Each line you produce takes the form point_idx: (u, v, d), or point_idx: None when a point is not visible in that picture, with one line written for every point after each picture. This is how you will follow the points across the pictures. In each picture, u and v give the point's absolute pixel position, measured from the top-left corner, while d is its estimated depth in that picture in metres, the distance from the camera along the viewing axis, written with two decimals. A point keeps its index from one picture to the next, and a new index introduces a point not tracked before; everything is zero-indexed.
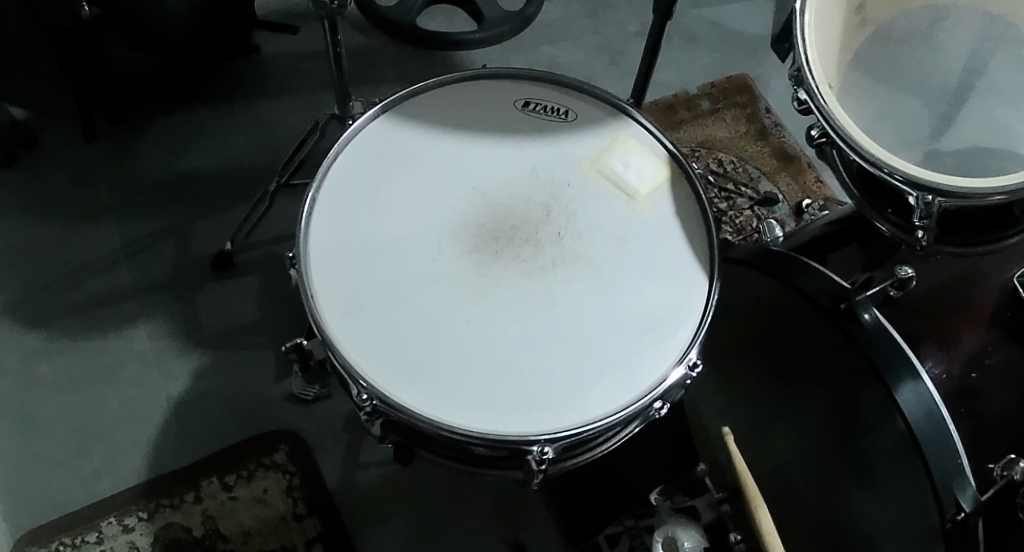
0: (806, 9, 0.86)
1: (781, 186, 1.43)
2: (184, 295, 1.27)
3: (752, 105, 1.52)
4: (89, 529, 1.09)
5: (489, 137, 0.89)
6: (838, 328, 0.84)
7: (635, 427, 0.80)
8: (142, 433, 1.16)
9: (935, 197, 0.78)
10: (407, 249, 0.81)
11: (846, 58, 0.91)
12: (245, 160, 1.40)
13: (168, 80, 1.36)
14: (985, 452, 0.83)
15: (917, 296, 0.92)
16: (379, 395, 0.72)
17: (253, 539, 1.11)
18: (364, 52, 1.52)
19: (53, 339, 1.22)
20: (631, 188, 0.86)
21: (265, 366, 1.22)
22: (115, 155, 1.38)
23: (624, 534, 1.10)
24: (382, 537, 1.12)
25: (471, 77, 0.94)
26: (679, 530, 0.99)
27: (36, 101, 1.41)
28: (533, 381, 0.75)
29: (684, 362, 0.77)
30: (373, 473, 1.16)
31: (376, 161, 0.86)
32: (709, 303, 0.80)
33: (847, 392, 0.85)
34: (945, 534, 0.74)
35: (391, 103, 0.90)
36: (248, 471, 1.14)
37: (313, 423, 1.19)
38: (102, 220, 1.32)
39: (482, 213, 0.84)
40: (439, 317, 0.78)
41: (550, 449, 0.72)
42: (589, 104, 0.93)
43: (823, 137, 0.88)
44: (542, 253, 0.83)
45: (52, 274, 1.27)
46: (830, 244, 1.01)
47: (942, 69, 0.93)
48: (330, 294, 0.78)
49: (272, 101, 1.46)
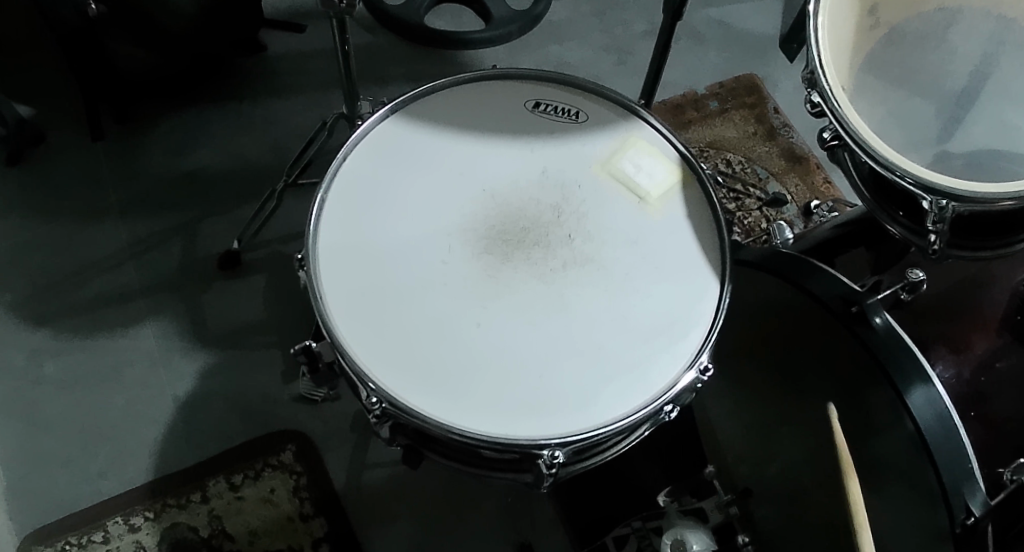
0: (819, 12, 0.86)
1: (790, 186, 1.42)
2: (191, 295, 1.27)
3: (761, 105, 1.51)
4: (95, 529, 1.09)
5: (500, 138, 0.89)
6: (849, 332, 0.83)
7: (645, 431, 0.80)
8: (148, 433, 1.16)
9: (948, 202, 0.78)
10: (417, 251, 0.81)
11: (858, 60, 0.90)
12: (252, 159, 1.39)
13: (174, 78, 1.35)
14: (995, 456, 0.83)
15: (928, 300, 0.91)
16: (388, 398, 0.72)
17: (259, 540, 1.10)
18: (373, 51, 1.51)
19: (59, 338, 1.22)
20: (642, 191, 0.86)
21: (272, 366, 1.22)
22: (120, 153, 1.37)
23: (631, 536, 1.11)
24: (389, 537, 1.12)
25: (481, 77, 0.93)
26: (687, 533, 0.97)
27: (43, 100, 1.41)
28: (543, 384, 0.75)
29: (695, 366, 0.76)
30: (381, 473, 1.16)
31: (387, 162, 0.86)
32: (721, 305, 0.80)
33: (859, 395, 0.84)
34: (955, 538, 0.74)
35: (402, 103, 0.89)
36: (254, 471, 1.14)
37: (320, 423, 1.19)
38: (108, 219, 1.32)
39: (492, 215, 0.84)
40: (450, 319, 0.78)
41: (561, 453, 0.71)
42: (599, 105, 0.92)
43: (836, 139, 0.86)
44: (553, 255, 0.82)
45: (59, 273, 1.27)
46: (838, 246, 1.01)
47: (953, 71, 0.92)
48: (339, 296, 0.78)
49: (279, 100, 1.45)
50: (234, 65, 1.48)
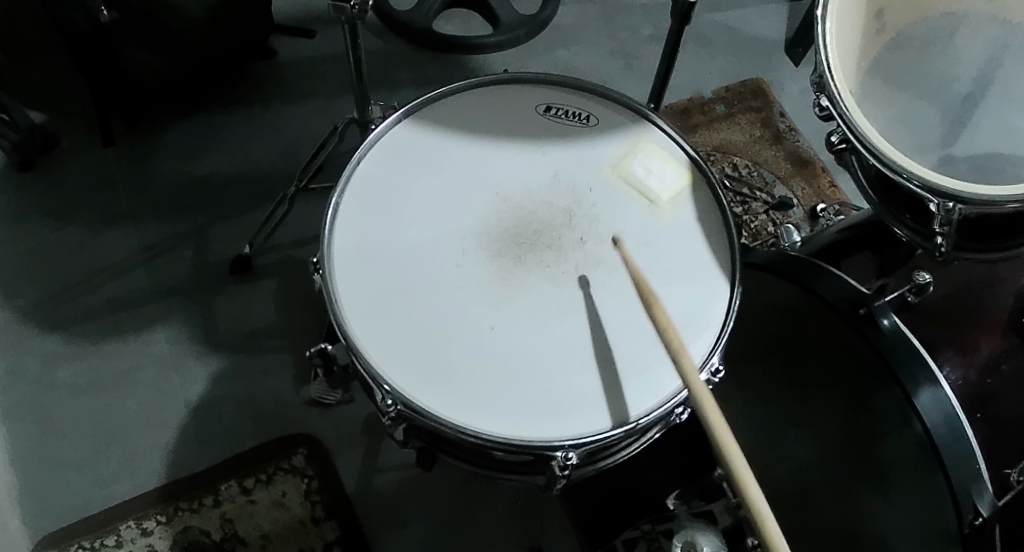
0: (827, 16, 0.87)
1: (796, 190, 1.43)
2: (203, 299, 1.27)
3: (767, 109, 1.52)
4: (108, 532, 1.10)
5: (511, 142, 0.90)
6: (858, 334, 0.85)
7: (656, 433, 0.81)
8: (161, 436, 1.17)
9: (955, 204, 0.79)
10: (431, 253, 0.82)
11: (865, 63, 0.91)
12: (262, 163, 1.40)
13: (184, 84, 1.36)
14: (1002, 458, 0.84)
15: (935, 304, 0.91)
16: (403, 400, 0.73)
17: (271, 544, 1.11)
18: (381, 56, 1.52)
19: (72, 342, 1.22)
20: (653, 194, 0.87)
21: (284, 370, 1.22)
22: (132, 158, 1.38)
23: (641, 539, 1.05)
24: (401, 540, 1.12)
25: (492, 82, 0.94)
26: (697, 535, 0.94)
27: (55, 107, 1.42)
28: (556, 385, 0.76)
29: (706, 368, 0.77)
30: (391, 476, 1.16)
31: (400, 165, 0.87)
32: (731, 307, 0.81)
33: (864, 397, 0.86)
34: (963, 539, 0.74)
35: (414, 107, 0.90)
36: (266, 474, 1.15)
37: (331, 427, 1.19)
38: (120, 224, 1.33)
39: (505, 217, 0.85)
40: (463, 322, 0.78)
41: (574, 454, 0.72)
42: (610, 109, 0.93)
43: (844, 142, 0.87)
44: (565, 258, 0.83)
45: (71, 278, 1.27)
46: (844, 249, 1.01)
47: (958, 75, 0.93)
48: (354, 299, 0.78)
49: (290, 105, 1.46)
50: (245, 70, 1.49)
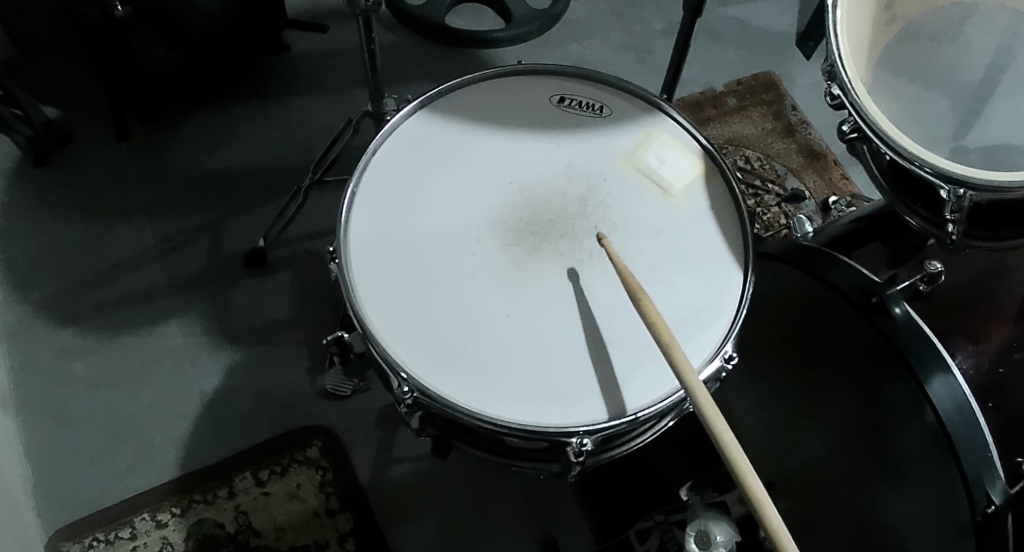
0: (838, 6, 0.88)
1: (808, 181, 1.43)
2: (218, 292, 1.28)
3: (778, 102, 1.52)
4: (123, 525, 1.10)
5: (525, 133, 0.90)
6: (871, 323, 0.84)
7: (669, 421, 0.81)
8: (177, 428, 1.17)
9: (965, 190, 0.79)
10: (446, 242, 0.82)
11: (876, 53, 0.92)
12: (276, 158, 1.41)
13: (196, 79, 1.37)
14: (1015, 446, 0.81)
15: (946, 293, 0.91)
16: (419, 387, 0.73)
17: (286, 535, 1.11)
18: (395, 51, 1.54)
19: (88, 336, 1.23)
20: (666, 184, 0.87)
21: (299, 361, 1.23)
22: (145, 154, 1.39)
23: (654, 529, 1.04)
24: (416, 531, 1.13)
25: (506, 73, 0.94)
26: (710, 524, 0.90)
27: (71, 102, 1.43)
28: (571, 372, 0.76)
29: (719, 354, 0.77)
30: (406, 468, 1.16)
31: (415, 155, 0.87)
32: (745, 295, 0.81)
33: (876, 390, 0.85)
34: (976, 527, 0.74)
35: (429, 99, 0.91)
36: (281, 466, 1.15)
37: (346, 419, 1.19)
38: (134, 219, 1.33)
39: (519, 207, 0.85)
40: (479, 310, 0.79)
41: (588, 441, 0.73)
42: (623, 100, 0.94)
43: (855, 132, 0.87)
44: (580, 247, 0.83)
45: (86, 272, 1.28)
46: (855, 240, 1.01)
47: (969, 64, 0.93)
48: (370, 287, 0.79)
49: (303, 99, 1.47)
50: (259, 67, 1.50)
